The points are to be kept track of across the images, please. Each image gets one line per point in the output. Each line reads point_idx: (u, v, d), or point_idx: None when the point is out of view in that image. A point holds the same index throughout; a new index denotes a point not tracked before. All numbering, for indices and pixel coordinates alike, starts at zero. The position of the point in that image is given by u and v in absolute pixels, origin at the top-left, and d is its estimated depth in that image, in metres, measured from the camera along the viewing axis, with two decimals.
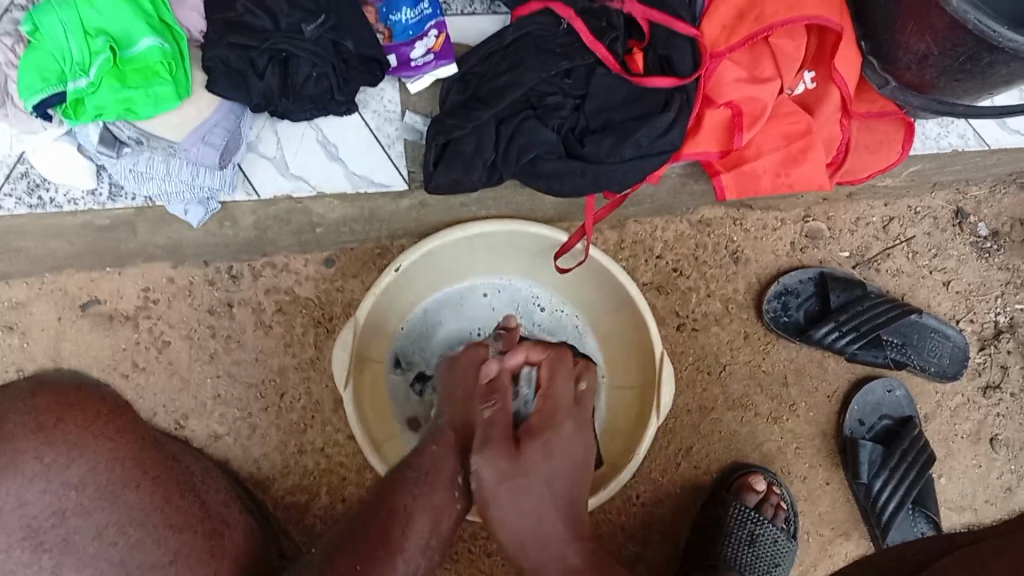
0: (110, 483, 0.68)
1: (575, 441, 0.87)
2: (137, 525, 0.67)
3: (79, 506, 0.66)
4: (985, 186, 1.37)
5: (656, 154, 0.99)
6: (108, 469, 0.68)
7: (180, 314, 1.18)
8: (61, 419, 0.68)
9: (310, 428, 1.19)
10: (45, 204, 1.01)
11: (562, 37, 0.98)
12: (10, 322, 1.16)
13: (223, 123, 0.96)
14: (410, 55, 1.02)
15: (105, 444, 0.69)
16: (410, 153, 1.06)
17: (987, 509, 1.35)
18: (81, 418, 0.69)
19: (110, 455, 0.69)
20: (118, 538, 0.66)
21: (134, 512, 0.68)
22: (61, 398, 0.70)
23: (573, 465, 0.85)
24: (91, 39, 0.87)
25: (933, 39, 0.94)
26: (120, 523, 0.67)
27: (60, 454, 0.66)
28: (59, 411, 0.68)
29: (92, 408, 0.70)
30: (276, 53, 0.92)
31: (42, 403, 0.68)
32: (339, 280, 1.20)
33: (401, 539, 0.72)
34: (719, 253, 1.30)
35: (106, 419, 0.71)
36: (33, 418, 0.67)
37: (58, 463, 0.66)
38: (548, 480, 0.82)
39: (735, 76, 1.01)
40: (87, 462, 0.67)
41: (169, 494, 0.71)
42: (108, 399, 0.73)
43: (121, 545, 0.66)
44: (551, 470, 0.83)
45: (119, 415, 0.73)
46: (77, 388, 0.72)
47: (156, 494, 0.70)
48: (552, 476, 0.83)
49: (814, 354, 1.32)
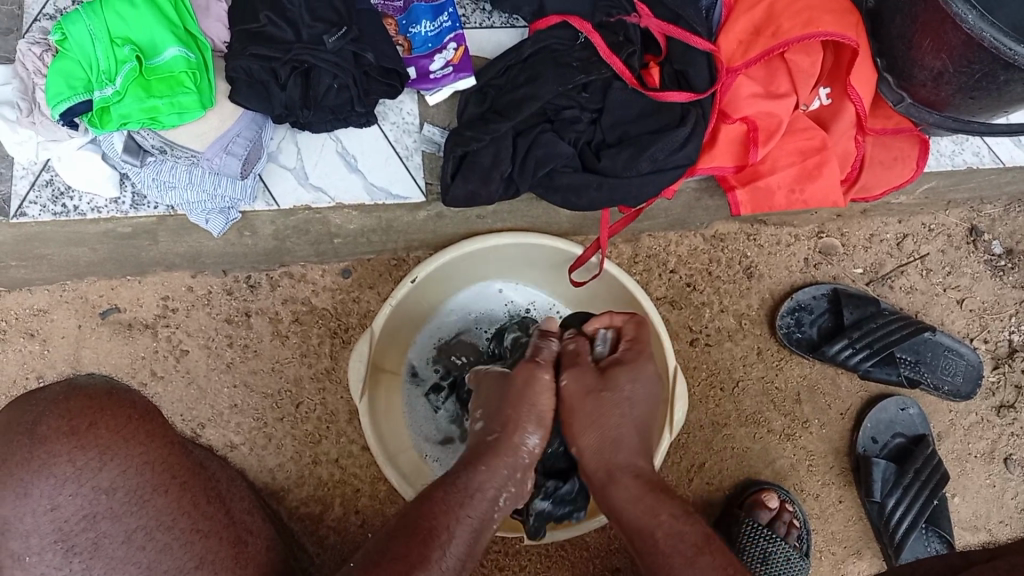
0: (141, 488, 0.68)
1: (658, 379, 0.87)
2: (165, 531, 0.68)
3: (110, 511, 0.66)
4: (1000, 204, 1.37)
5: (671, 168, 1.00)
6: (139, 473, 0.68)
7: (198, 322, 1.20)
8: (94, 423, 0.67)
9: (325, 438, 1.20)
10: (69, 212, 1.00)
11: (578, 51, 1.00)
12: (31, 329, 1.18)
13: (245, 132, 0.98)
14: (429, 68, 1.03)
15: (137, 449, 0.69)
16: (428, 165, 1.07)
17: (1002, 530, 1.34)
18: (117, 425, 0.68)
19: (141, 461, 0.69)
20: (147, 542, 0.67)
21: (162, 516, 0.68)
22: (95, 400, 0.69)
23: (652, 401, 0.85)
24: (116, 48, 0.89)
25: (948, 56, 0.95)
26: (150, 528, 0.67)
27: (92, 458, 0.66)
28: (93, 416, 0.68)
29: (123, 413, 0.69)
30: (298, 64, 0.93)
31: (77, 408, 0.68)
32: (355, 290, 1.22)
33: None
34: (732, 268, 1.31)
35: (137, 424, 0.70)
36: (67, 422, 0.66)
37: (90, 467, 0.66)
38: (633, 400, 0.83)
39: (750, 91, 1.02)
40: (118, 466, 0.67)
41: (197, 499, 0.71)
42: (140, 406, 0.71)
43: (150, 549, 0.66)
44: (635, 394, 0.83)
45: (150, 422, 0.71)
46: (110, 392, 0.70)
47: (185, 498, 0.70)
48: (632, 403, 0.82)
49: (827, 370, 1.32)
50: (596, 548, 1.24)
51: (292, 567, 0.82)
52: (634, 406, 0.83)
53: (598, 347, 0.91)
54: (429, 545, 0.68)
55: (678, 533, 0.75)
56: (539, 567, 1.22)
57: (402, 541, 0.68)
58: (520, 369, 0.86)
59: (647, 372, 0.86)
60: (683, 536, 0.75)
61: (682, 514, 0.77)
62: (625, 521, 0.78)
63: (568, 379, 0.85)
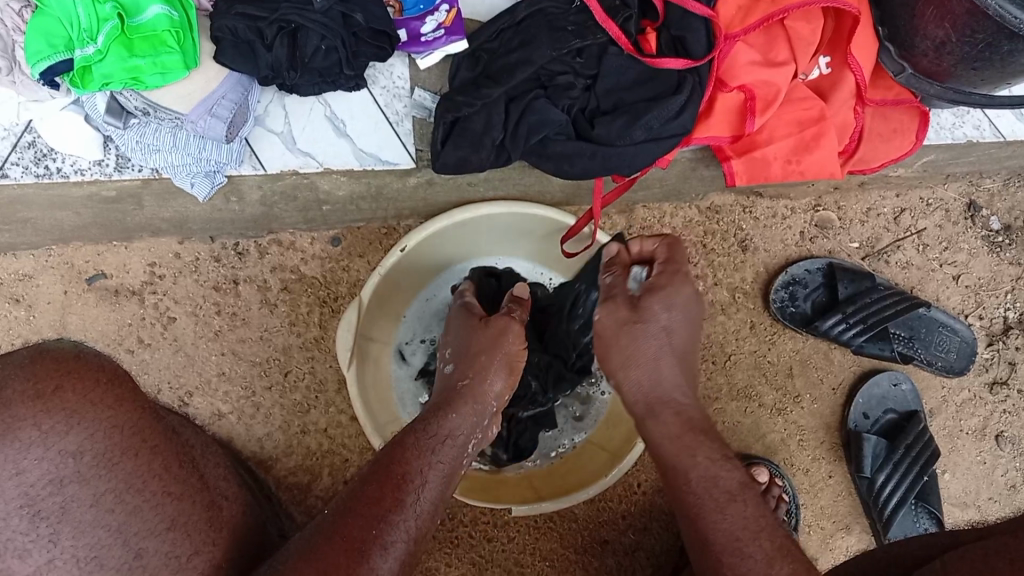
0: (107, 451, 0.64)
1: (691, 304, 0.91)
2: (136, 492, 0.65)
3: (78, 473, 0.62)
4: (999, 179, 1.35)
5: (667, 138, 0.98)
6: (109, 437, 0.65)
7: (185, 289, 1.18)
8: (60, 386, 0.63)
9: (313, 408, 1.19)
10: (52, 173, 0.98)
11: (574, 15, 0.98)
12: (16, 294, 1.16)
13: (230, 95, 0.95)
14: (421, 30, 1.00)
15: (106, 412, 0.65)
16: (419, 131, 1.05)
17: (991, 506, 1.35)
18: (82, 387, 0.64)
19: (109, 424, 0.65)
20: (115, 505, 0.64)
21: (133, 479, 0.65)
22: (63, 364, 0.64)
23: (686, 321, 0.90)
24: (99, 6, 0.87)
25: (950, 25, 0.93)
26: (119, 492, 0.64)
27: (59, 421, 0.62)
28: (59, 377, 0.63)
29: (92, 376, 0.65)
30: (285, 24, 0.91)
31: (42, 371, 0.63)
32: (345, 259, 1.21)
33: (411, 504, 0.71)
34: (727, 241, 1.29)
35: (106, 387, 0.66)
36: (32, 385, 0.62)
37: (56, 431, 0.62)
38: (669, 327, 0.88)
39: (748, 59, 1.00)
40: (86, 430, 0.63)
41: (168, 463, 0.69)
42: (110, 368, 0.67)
43: (118, 512, 0.64)
44: (669, 321, 0.88)
45: (122, 385, 0.67)
46: (77, 355, 0.66)
47: (156, 461, 0.68)
48: (667, 327, 0.88)
49: (820, 344, 1.31)
50: (585, 521, 1.24)
51: (269, 531, 0.81)
52: (670, 332, 0.88)
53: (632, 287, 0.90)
54: (402, 491, 0.71)
55: (712, 477, 0.80)
56: (528, 538, 1.22)
57: (375, 487, 0.71)
58: (497, 318, 0.94)
59: (676, 298, 0.89)
60: (716, 481, 0.79)
61: (722, 459, 0.81)
62: (662, 457, 0.84)
63: (603, 314, 0.89)
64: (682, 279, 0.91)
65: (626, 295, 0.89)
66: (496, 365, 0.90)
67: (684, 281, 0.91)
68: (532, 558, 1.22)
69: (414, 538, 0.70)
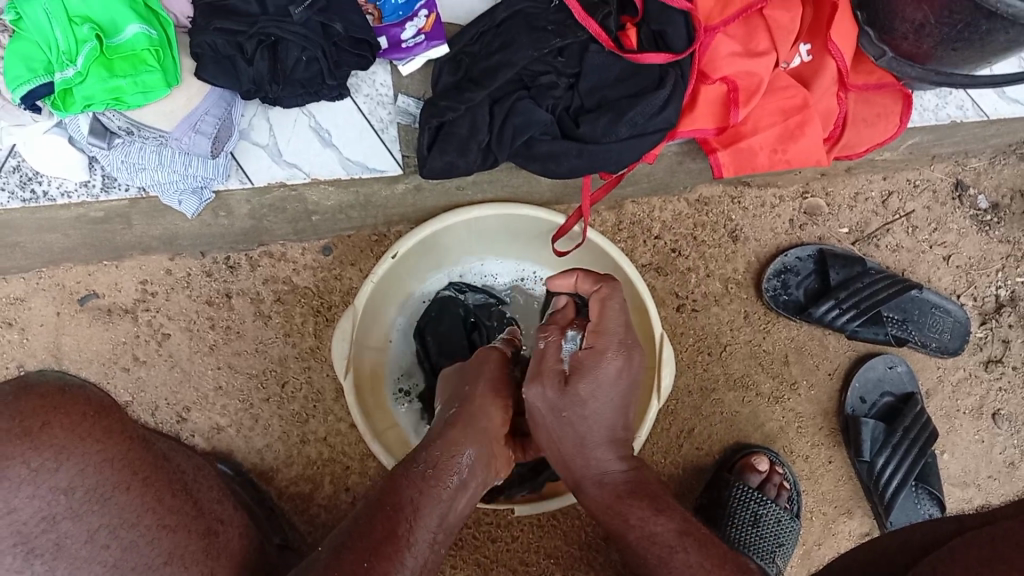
0: (100, 485, 0.65)
1: (622, 376, 0.80)
2: (130, 527, 0.65)
3: (69, 510, 0.63)
4: (985, 158, 1.36)
5: (652, 133, 0.98)
6: (98, 472, 0.65)
7: (178, 305, 1.18)
8: (47, 422, 0.63)
9: (312, 418, 1.19)
10: (38, 197, 0.99)
11: (552, 14, 0.98)
12: (8, 318, 1.16)
13: (213, 110, 0.95)
14: (401, 36, 1.00)
15: (93, 446, 0.65)
16: (404, 138, 1.05)
17: (991, 484, 1.35)
18: (68, 422, 0.64)
19: (99, 458, 0.65)
20: (110, 541, 0.64)
21: (126, 514, 0.65)
22: (48, 399, 0.64)
23: (616, 402, 0.81)
24: (76, 27, 0.86)
25: (930, 7, 0.94)
26: (113, 526, 0.64)
27: (48, 458, 0.62)
28: (45, 414, 0.63)
29: (77, 410, 0.65)
30: (265, 38, 0.90)
31: (26, 407, 0.63)
32: (337, 268, 1.19)
33: (409, 534, 0.69)
34: (717, 232, 1.29)
35: (92, 421, 0.66)
36: (17, 423, 0.61)
37: (46, 468, 0.62)
38: (593, 413, 0.80)
39: (729, 50, 1.01)
40: (76, 465, 0.63)
41: (161, 494, 0.69)
42: (93, 399, 0.67)
43: (113, 548, 0.64)
44: (596, 408, 0.80)
45: (107, 417, 0.68)
46: (62, 390, 0.66)
47: (149, 494, 0.68)
48: (592, 416, 0.80)
49: (815, 331, 1.31)
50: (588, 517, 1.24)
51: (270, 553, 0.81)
52: (597, 415, 0.80)
53: (567, 347, 0.82)
54: (395, 520, 0.69)
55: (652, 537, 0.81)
56: (533, 536, 1.22)
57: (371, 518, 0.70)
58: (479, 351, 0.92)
59: (607, 372, 0.79)
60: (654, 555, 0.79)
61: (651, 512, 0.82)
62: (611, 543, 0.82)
63: (531, 395, 0.80)
64: (613, 352, 0.79)
65: (557, 368, 0.81)
66: (485, 390, 0.85)
67: (615, 351, 0.80)
68: (536, 556, 1.22)
69: (416, 569, 0.69)
